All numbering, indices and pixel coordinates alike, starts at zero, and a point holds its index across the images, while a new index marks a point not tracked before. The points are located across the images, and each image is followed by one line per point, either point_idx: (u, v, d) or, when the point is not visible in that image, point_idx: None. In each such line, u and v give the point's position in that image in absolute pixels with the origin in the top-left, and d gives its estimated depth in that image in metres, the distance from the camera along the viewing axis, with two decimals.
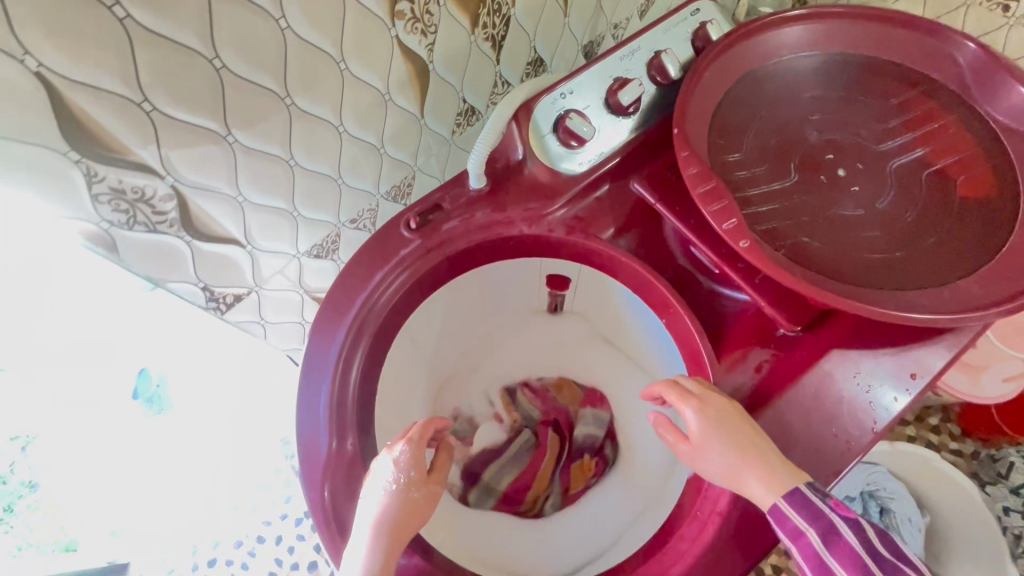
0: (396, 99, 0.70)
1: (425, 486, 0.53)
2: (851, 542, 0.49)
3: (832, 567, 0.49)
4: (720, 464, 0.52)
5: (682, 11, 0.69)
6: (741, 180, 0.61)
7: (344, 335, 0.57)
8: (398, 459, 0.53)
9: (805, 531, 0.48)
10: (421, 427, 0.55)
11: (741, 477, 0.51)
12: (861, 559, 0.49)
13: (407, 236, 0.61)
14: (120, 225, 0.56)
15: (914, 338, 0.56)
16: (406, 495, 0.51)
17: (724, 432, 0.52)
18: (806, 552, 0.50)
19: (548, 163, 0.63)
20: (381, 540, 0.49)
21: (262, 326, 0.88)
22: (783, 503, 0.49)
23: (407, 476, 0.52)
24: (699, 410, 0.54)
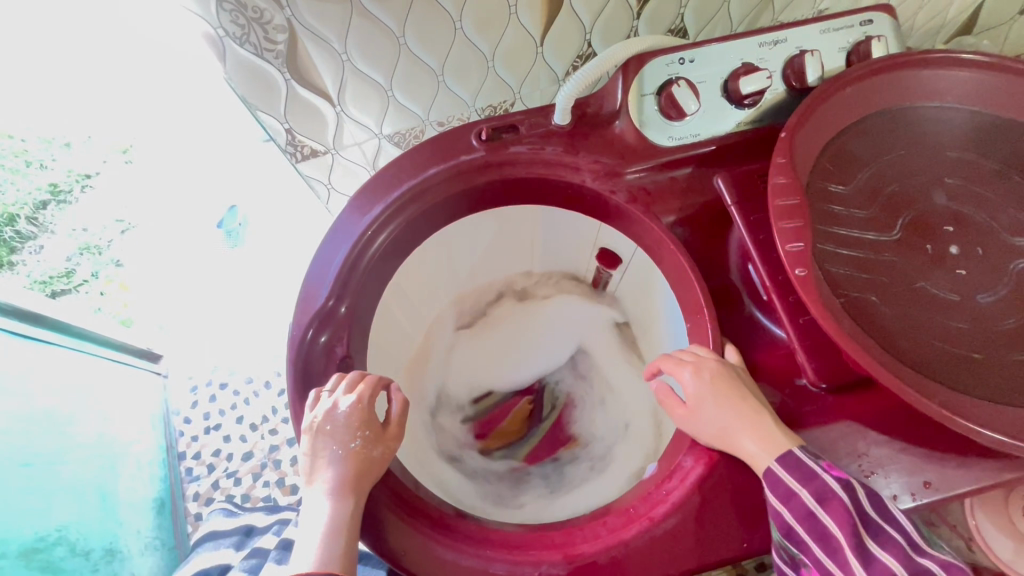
0: (521, 15, 0.69)
1: (376, 445, 0.54)
2: (842, 501, 0.46)
3: (826, 526, 0.46)
4: (713, 424, 0.52)
5: (852, 18, 0.61)
6: (834, 214, 0.55)
7: (380, 211, 0.59)
8: (347, 421, 0.52)
9: (798, 491, 0.47)
10: (369, 389, 0.55)
11: (734, 437, 0.51)
12: (851, 519, 0.45)
13: (474, 144, 0.61)
14: (233, 37, 0.60)
15: (942, 445, 0.50)
16: (359, 455, 0.52)
17: (716, 392, 0.52)
18: (795, 512, 0.47)
19: (639, 125, 0.59)
20: (341, 500, 0.50)
21: (328, 190, 0.95)
22: (775, 465, 0.48)
23: (360, 437, 0.53)
24: (694, 373, 0.53)
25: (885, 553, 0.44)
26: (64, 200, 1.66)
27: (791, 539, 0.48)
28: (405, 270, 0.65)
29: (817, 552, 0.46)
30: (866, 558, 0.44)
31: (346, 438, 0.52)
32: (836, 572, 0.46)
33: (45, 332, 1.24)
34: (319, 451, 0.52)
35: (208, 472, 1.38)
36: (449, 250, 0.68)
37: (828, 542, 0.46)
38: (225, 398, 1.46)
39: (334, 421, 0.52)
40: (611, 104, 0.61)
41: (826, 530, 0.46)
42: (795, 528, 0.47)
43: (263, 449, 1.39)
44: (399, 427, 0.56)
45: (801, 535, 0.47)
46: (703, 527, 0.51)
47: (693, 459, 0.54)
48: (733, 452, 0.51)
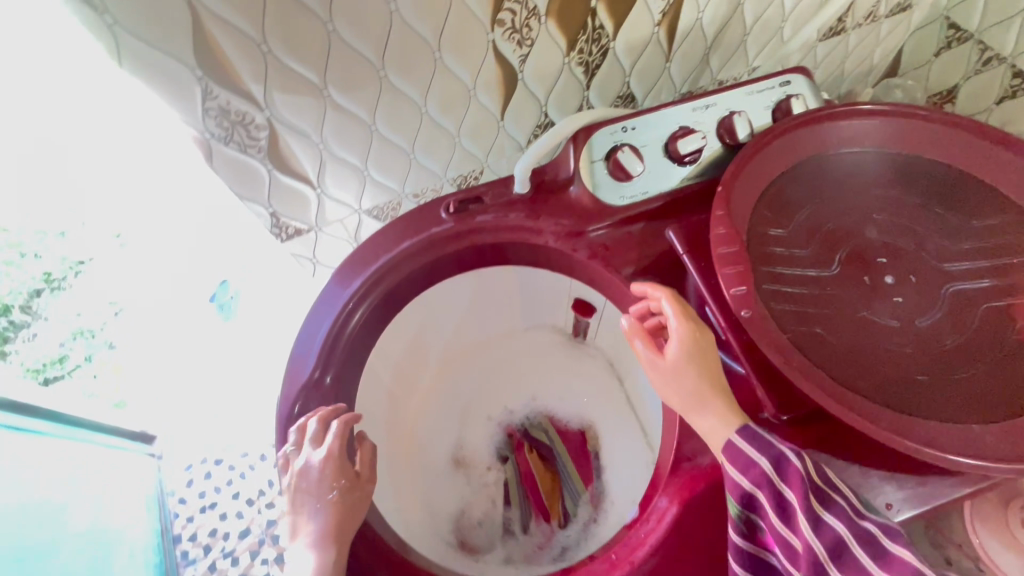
0: (480, 95, 0.77)
1: (354, 491, 0.57)
2: (799, 470, 0.45)
3: (783, 493, 0.45)
4: (686, 376, 0.54)
5: (773, 80, 0.69)
6: (775, 255, 0.60)
7: (359, 285, 0.63)
8: (320, 474, 0.56)
9: (757, 462, 0.47)
10: (336, 443, 0.57)
11: (700, 398, 0.52)
12: (807, 487, 0.45)
13: (444, 217, 0.67)
14: (219, 138, 0.66)
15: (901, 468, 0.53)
16: (338, 504, 0.55)
17: (691, 358, 0.54)
18: (755, 480, 0.47)
19: (592, 189, 0.65)
20: (323, 549, 0.53)
21: (314, 264, 1.00)
22: (737, 435, 0.48)
23: (337, 488, 0.56)
24: (689, 326, 0.56)
25: (835, 517, 0.43)
26: None
27: (751, 506, 0.47)
28: (386, 337, 0.69)
29: (775, 519, 0.45)
30: (817, 522, 0.43)
31: (324, 488, 0.56)
32: (788, 535, 0.45)
33: (32, 422, 1.27)
34: (298, 509, 0.56)
35: (205, 554, 1.33)
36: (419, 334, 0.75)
37: (785, 511, 0.45)
38: (220, 474, 1.43)
39: (308, 478, 0.56)
40: (566, 172, 0.67)
41: (782, 498, 0.45)
42: (753, 497, 0.47)
43: (260, 524, 1.36)
44: (371, 472, 0.60)
45: (760, 504, 0.46)
46: (681, 564, 0.53)
47: (668, 499, 0.55)
48: (691, 415, 0.52)
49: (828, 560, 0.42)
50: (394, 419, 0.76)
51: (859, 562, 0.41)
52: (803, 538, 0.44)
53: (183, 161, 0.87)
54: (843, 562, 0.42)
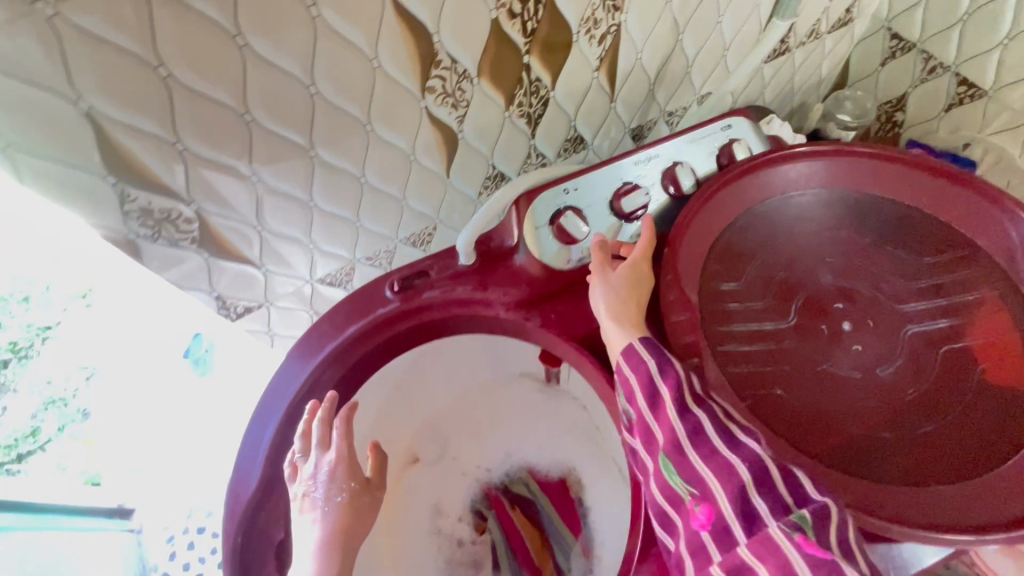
0: (421, 158, 0.74)
1: (364, 496, 0.59)
2: (677, 372, 0.51)
3: (657, 387, 0.51)
4: (619, 289, 0.58)
5: (713, 125, 0.67)
6: (730, 311, 0.59)
7: (305, 380, 0.62)
8: (334, 476, 0.58)
9: (646, 361, 0.52)
10: (344, 439, 0.59)
11: (624, 314, 0.57)
12: (682, 388, 0.50)
13: (389, 295, 0.64)
14: (146, 237, 0.62)
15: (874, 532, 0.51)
16: (351, 506, 0.58)
17: (635, 285, 0.59)
18: (639, 376, 0.52)
19: (539, 255, 0.63)
20: (330, 552, 0.55)
21: (270, 335, 0.95)
22: (640, 341, 0.54)
23: (346, 490, 0.58)
24: (644, 259, 0.60)
25: (700, 413, 0.49)
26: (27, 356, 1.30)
27: (627, 397, 0.53)
28: None
29: (646, 407, 0.51)
30: (682, 413, 0.49)
31: (335, 490, 0.57)
32: (655, 425, 0.51)
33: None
34: (305, 512, 0.56)
35: None
36: (378, 411, 0.71)
37: (657, 402, 0.51)
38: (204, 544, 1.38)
39: (318, 483, 0.57)
40: (509, 238, 0.65)
41: (657, 393, 0.51)
42: (633, 390, 0.53)
43: None
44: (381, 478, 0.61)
45: (637, 397, 0.52)
46: None
47: None
48: (612, 316, 0.57)
49: (682, 441, 0.49)
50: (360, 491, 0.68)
51: (710, 444, 0.48)
52: (669, 424, 0.50)
53: (102, 252, 0.78)
54: (699, 440, 0.48)
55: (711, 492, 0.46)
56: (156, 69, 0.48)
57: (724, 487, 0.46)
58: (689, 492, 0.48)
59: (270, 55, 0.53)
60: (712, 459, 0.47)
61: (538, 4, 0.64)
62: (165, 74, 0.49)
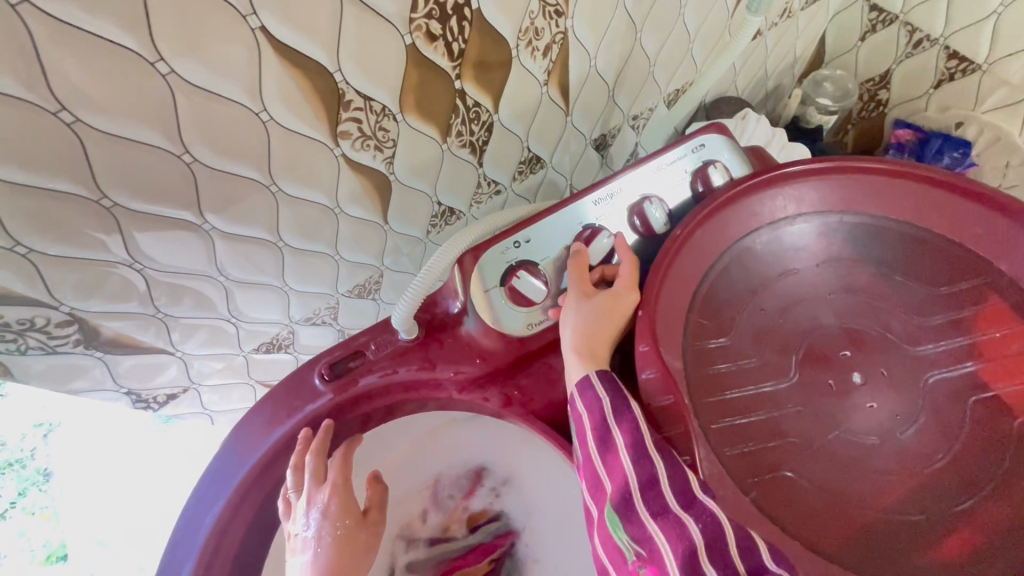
0: (349, 209, 0.63)
1: (361, 532, 0.49)
2: (636, 413, 0.45)
3: (611, 429, 0.44)
4: (587, 321, 0.50)
5: (684, 146, 0.57)
6: (721, 376, 0.50)
7: (223, 509, 0.50)
8: (331, 507, 0.48)
9: (602, 397, 0.46)
10: (339, 468, 0.50)
11: (594, 350, 0.49)
12: (640, 431, 0.44)
13: (320, 386, 0.54)
14: (9, 351, 0.52)
15: None
16: (346, 547, 0.48)
17: (610, 321, 0.51)
18: (592, 416, 0.46)
19: (492, 323, 0.53)
20: None
21: (208, 414, 0.84)
22: (597, 375, 0.47)
23: (340, 527, 0.48)
24: (624, 290, 0.51)
25: (658, 458, 0.43)
26: None
27: (579, 435, 0.47)
28: None
29: (595, 449, 0.45)
30: (637, 457, 0.43)
31: (327, 527, 0.48)
32: (603, 471, 0.44)
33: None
34: (297, 553, 0.47)
35: None
36: None
37: (608, 444, 0.44)
38: None
39: (309, 528, 0.47)
40: (456, 303, 0.55)
41: (609, 435, 0.44)
42: (582, 428, 0.46)
43: None
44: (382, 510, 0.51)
45: (587, 438, 0.46)
46: None
47: None
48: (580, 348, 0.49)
49: (633, 489, 0.42)
50: None
51: (663, 497, 0.41)
52: (620, 470, 0.43)
53: None
54: (651, 494, 0.41)
55: (659, 553, 0.40)
56: None
57: (672, 550, 0.39)
58: (634, 551, 0.41)
59: (120, 129, 0.41)
60: (664, 518, 0.40)
61: (464, 20, 0.53)
62: None
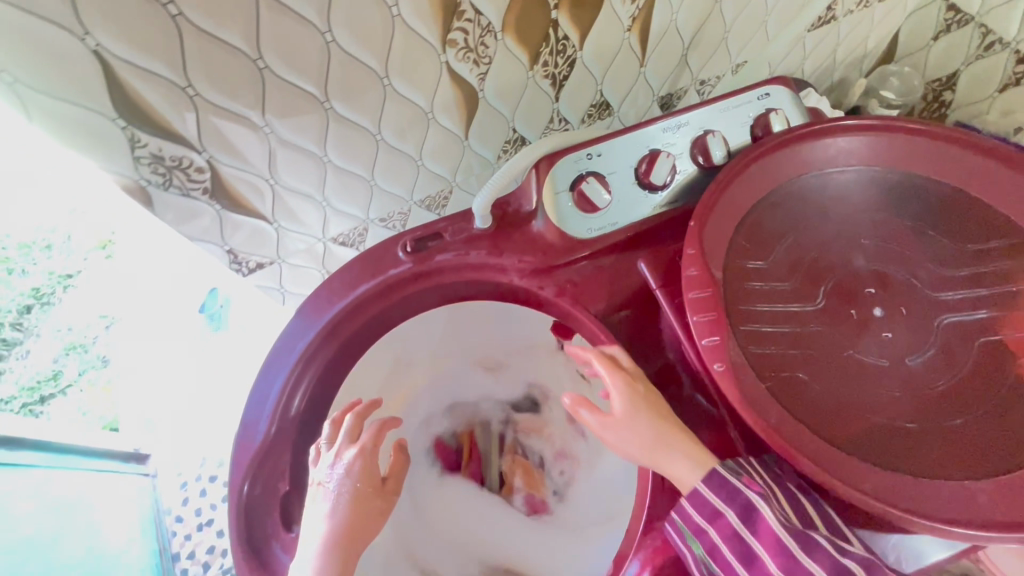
0: (439, 117, 0.72)
1: (377, 498, 0.57)
2: (723, 472, 0.50)
3: (713, 501, 0.50)
4: (632, 436, 0.53)
5: (749, 93, 0.63)
6: (754, 291, 0.56)
7: (313, 337, 0.59)
8: (353, 473, 0.56)
9: (697, 484, 0.50)
10: (372, 433, 0.58)
11: (654, 454, 0.52)
12: (734, 486, 0.49)
13: (401, 257, 0.62)
14: (157, 184, 0.61)
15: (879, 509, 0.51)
16: (362, 505, 0.55)
17: (640, 405, 0.54)
18: (690, 524, 0.51)
19: (557, 222, 0.61)
20: (333, 548, 0.52)
21: (282, 293, 0.95)
22: (702, 486, 0.50)
23: (356, 485, 0.56)
24: (625, 386, 0.55)
25: (766, 511, 0.48)
26: (48, 303, 1.62)
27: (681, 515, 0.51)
28: (353, 385, 0.64)
29: (703, 522, 0.50)
30: (749, 516, 0.49)
31: (348, 484, 0.55)
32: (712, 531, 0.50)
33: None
34: (319, 502, 0.54)
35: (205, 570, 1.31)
36: (385, 371, 0.69)
37: (714, 514, 0.49)
38: (214, 491, 1.40)
39: (333, 477, 0.55)
40: (528, 203, 0.62)
41: (713, 506, 0.50)
42: (682, 507, 0.51)
43: None
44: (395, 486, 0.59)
45: (694, 544, 0.51)
46: None
47: (639, 565, 0.53)
48: (650, 461, 0.53)
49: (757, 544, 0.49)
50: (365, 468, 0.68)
51: (776, 534, 0.48)
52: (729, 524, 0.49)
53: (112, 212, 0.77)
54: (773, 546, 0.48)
55: None
56: (166, 8, 0.46)
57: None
58: None
59: None
60: (783, 556, 0.47)
61: None
62: (174, 12, 0.47)
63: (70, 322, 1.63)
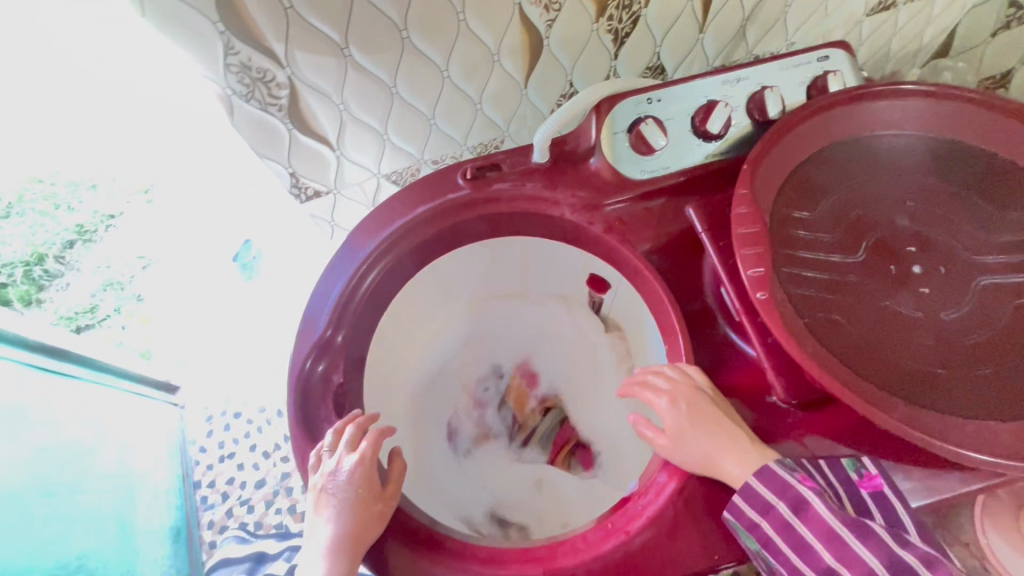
0: (504, 61, 0.75)
1: (377, 502, 0.54)
2: (777, 469, 0.51)
3: (766, 496, 0.50)
4: (692, 452, 0.53)
5: (810, 54, 0.66)
6: (798, 239, 0.58)
7: (374, 247, 0.63)
8: (349, 480, 0.53)
9: (750, 482, 0.50)
10: (370, 444, 0.55)
11: (713, 462, 0.52)
12: (788, 482, 0.50)
13: (460, 183, 0.65)
14: (239, 95, 0.66)
15: (896, 448, 0.54)
16: (362, 513, 0.53)
17: (687, 423, 0.54)
18: (743, 521, 0.51)
19: (612, 161, 0.64)
20: (336, 555, 0.51)
21: (331, 227, 1.00)
22: (753, 481, 0.50)
23: (353, 492, 0.53)
24: (670, 402, 0.55)
25: (820, 505, 0.49)
26: (90, 240, 1.62)
27: (734, 515, 0.51)
28: (402, 299, 0.68)
29: (757, 518, 0.50)
30: (803, 510, 0.50)
31: (346, 491, 0.53)
32: (766, 526, 0.50)
33: (21, 353, 1.17)
34: (324, 506, 0.53)
35: (223, 499, 1.37)
36: (429, 295, 0.73)
37: (766, 507, 0.50)
38: (238, 427, 1.45)
39: (336, 481, 0.53)
40: (586, 143, 0.65)
41: (766, 502, 0.50)
42: (734, 507, 0.51)
43: (275, 476, 1.37)
44: (398, 489, 0.55)
45: (747, 539, 0.51)
46: (675, 540, 0.51)
47: (667, 475, 0.54)
48: (712, 474, 0.52)
49: (816, 541, 0.49)
50: (396, 387, 0.73)
51: (828, 523, 0.49)
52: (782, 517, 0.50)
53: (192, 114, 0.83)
54: (829, 540, 0.49)
55: None
56: None
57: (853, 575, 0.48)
58: None
59: None
60: (836, 546, 0.49)
61: None
62: None
63: (109, 261, 1.62)
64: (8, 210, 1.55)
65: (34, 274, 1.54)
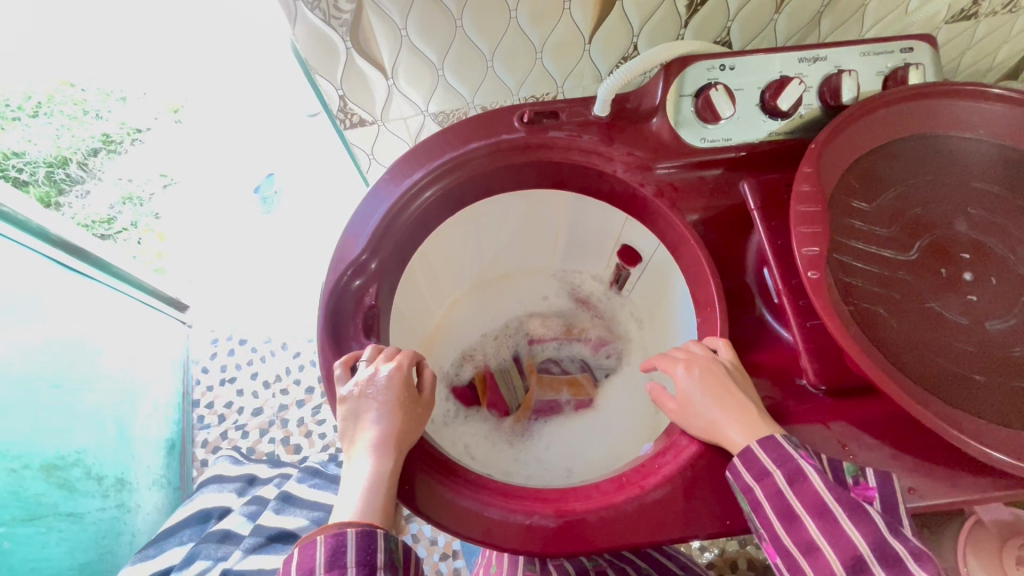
0: (573, 11, 0.72)
1: (415, 407, 0.56)
2: (782, 440, 0.49)
3: (763, 461, 0.49)
4: (703, 417, 0.53)
5: (894, 45, 0.64)
6: (853, 228, 0.57)
7: (421, 176, 0.61)
8: (388, 385, 0.54)
9: (753, 449, 0.49)
10: (408, 353, 0.57)
11: (720, 427, 0.52)
12: (789, 453, 0.49)
13: (515, 125, 0.63)
14: (305, 2, 0.63)
15: (920, 447, 0.54)
16: (403, 414, 0.54)
17: (708, 388, 0.54)
18: (739, 483, 0.50)
19: (673, 124, 0.62)
20: (381, 457, 0.51)
21: (370, 160, 1.00)
22: (755, 446, 0.49)
23: (396, 394, 0.54)
24: (685, 369, 0.55)
25: (816, 479, 0.47)
26: (115, 151, 1.61)
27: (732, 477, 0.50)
28: (439, 234, 0.67)
29: (751, 481, 0.49)
30: (799, 482, 0.48)
31: (387, 395, 0.54)
32: (758, 491, 0.49)
33: (43, 246, 1.13)
34: (363, 414, 0.53)
35: (219, 422, 1.35)
36: (463, 242, 0.73)
37: (762, 471, 0.49)
38: (242, 353, 1.42)
39: (375, 385, 0.54)
40: (649, 102, 0.63)
41: (763, 467, 0.49)
42: (736, 470, 0.50)
43: (273, 407, 1.35)
44: (431, 395, 0.59)
45: (740, 499, 0.50)
46: (690, 502, 0.52)
47: (688, 438, 0.55)
48: (718, 441, 0.52)
49: (804, 514, 0.47)
50: (421, 329, 0.75)
51: (822, 498, 0.47)
52: (776, 486, 0.48)
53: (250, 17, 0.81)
54: (819, 516, 0.46)
55: (824, 557, 0.46)
56: None
57: (837, 551, 0.45)
58: (802, 556, 0.47)
59: None
60: (823, 520, 0.46)
61: None
62: None
63: (132, 176, 1.59)
64: (37, 109, 1.56)
65: (56, 177, 1.52)
